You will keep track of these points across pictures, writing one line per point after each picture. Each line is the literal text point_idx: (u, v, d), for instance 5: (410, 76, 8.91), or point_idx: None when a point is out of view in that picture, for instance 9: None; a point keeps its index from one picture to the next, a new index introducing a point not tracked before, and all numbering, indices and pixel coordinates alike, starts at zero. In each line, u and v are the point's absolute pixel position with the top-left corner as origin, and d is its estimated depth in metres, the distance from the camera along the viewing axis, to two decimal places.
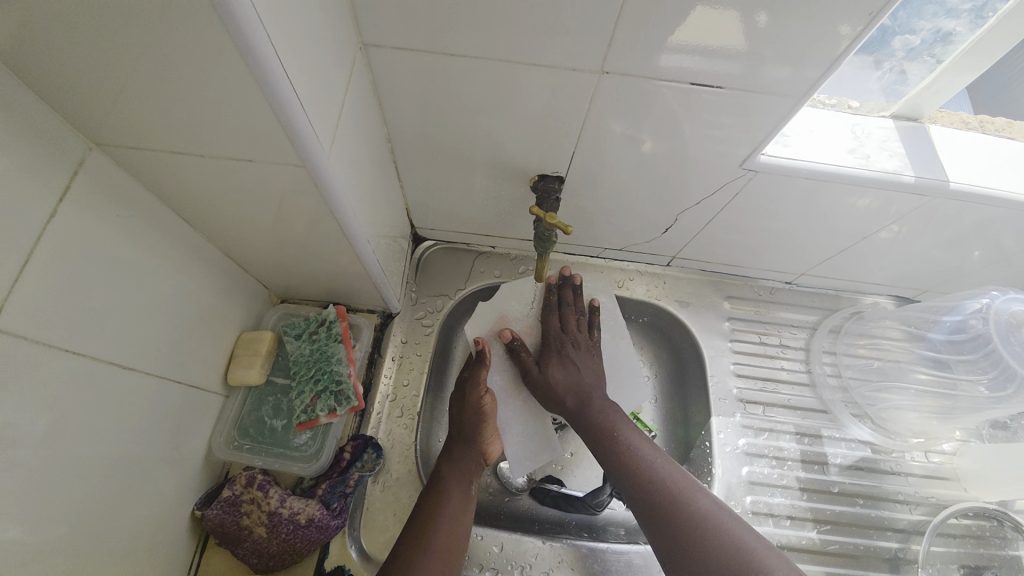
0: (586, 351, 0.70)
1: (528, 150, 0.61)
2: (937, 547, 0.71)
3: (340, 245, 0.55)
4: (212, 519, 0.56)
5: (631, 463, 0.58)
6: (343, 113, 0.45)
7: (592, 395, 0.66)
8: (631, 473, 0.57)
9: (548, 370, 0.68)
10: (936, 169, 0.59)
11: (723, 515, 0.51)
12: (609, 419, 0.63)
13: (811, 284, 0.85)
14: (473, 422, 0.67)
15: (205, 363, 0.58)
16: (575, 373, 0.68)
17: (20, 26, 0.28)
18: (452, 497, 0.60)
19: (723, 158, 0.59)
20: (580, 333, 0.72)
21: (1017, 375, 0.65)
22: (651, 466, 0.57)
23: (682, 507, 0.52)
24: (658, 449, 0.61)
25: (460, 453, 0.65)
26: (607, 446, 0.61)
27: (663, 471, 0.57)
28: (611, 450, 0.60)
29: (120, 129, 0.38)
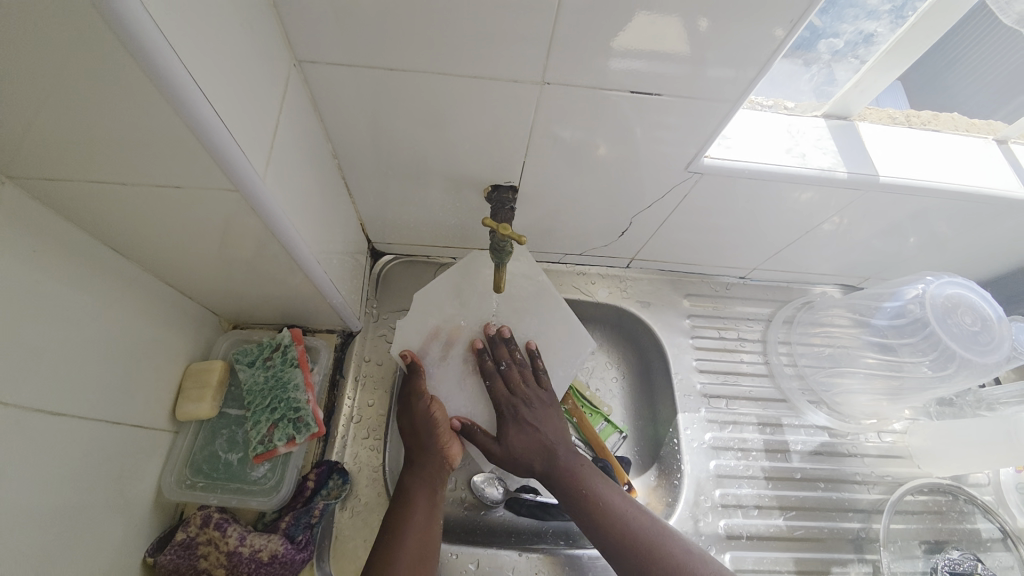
0: (538, 406, 0.67)
1: (480, 162, 0.61)
2: (897, 525, 0.74)
3: (289, 266, 0.53)
4: (165, 566, 0.52)
5: (607, 521, 0.58)
6: (279, 132, 0.44)
7: (556, 451, 0.64)
8: (609, 528, 0.58)
9: (506, 440, 0.65)
10: (867, 165, 0.63)
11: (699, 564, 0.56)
12: (576, 469, 0.63)
13: (763, 278, 0.88)
14: (423, 430, 0.64)
15: (149, 400, 0.54)
16: (532, 435, 0.65)
17: None
18: (416, 512, 0.59)
19: (670, 162, 0.61)
20: (527, 388, 0.68)
21: (957, 355, 0.68)
22: (629, 522, 0.59)
23: (664, 560, 0.55)
24: (626, 495, 0.62)
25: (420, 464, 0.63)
26: (579, 501, 0.60)
27: (641, 526, 0.58)
28: (584, 504, 0.60)
29: (31, 160, 0.35)
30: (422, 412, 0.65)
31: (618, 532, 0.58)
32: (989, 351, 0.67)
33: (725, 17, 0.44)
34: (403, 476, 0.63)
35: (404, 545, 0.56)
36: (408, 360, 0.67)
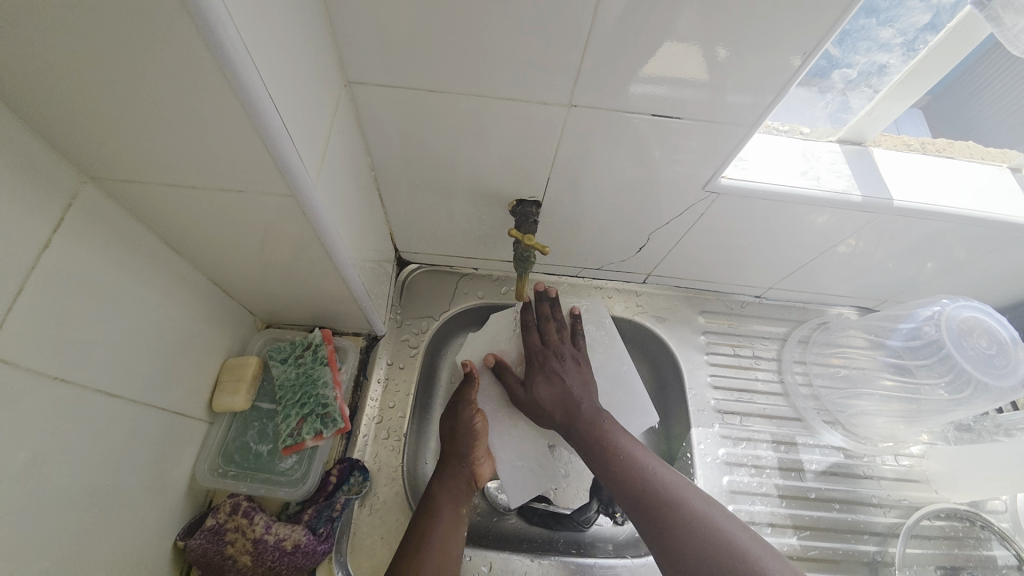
0: (570, 362, 0.72)
1: (506, 177, 0.64)
2: (913, 550, 0.73)
3: (327, 269, 0.57)
4: (195, 550, 0.55)
5: (623, 470, 0.59)
6: (328, 145, 0.48)
7: (581, 404, 0.67)
8: (622, 479, 0.59)
9: (533, 387, 0.70)
10: (881, 188, 0.64)
11: (712, 514, 0.53)
12: (597, 423, 0.66)
13: (779, 297, 0.89)
14: (462, 441, 0.68)
15: (189, 390, 0.58)
16: (558, 388, 0.69)
17: (29, 64, 0.31)
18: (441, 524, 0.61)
19: (687, 182, 0.63)
20: (561, 345, 0.74)
21: (972, 377, 0.69)
22: (642, 474, 0.59)
23: (676, 514, 0.54)
24: (645, 451, 0.63)
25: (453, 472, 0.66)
26: (596, 451, 0.63)
27: (653, 478, 0.58)
28: (600, 456, 0.62)
29: (114, 163, 0.39)
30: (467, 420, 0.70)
31: (636, 483, 0.58)
32: (1005, 376, 0.67)
33: (746, 50, 0.47)
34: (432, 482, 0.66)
35: (427, 552, 0.57)
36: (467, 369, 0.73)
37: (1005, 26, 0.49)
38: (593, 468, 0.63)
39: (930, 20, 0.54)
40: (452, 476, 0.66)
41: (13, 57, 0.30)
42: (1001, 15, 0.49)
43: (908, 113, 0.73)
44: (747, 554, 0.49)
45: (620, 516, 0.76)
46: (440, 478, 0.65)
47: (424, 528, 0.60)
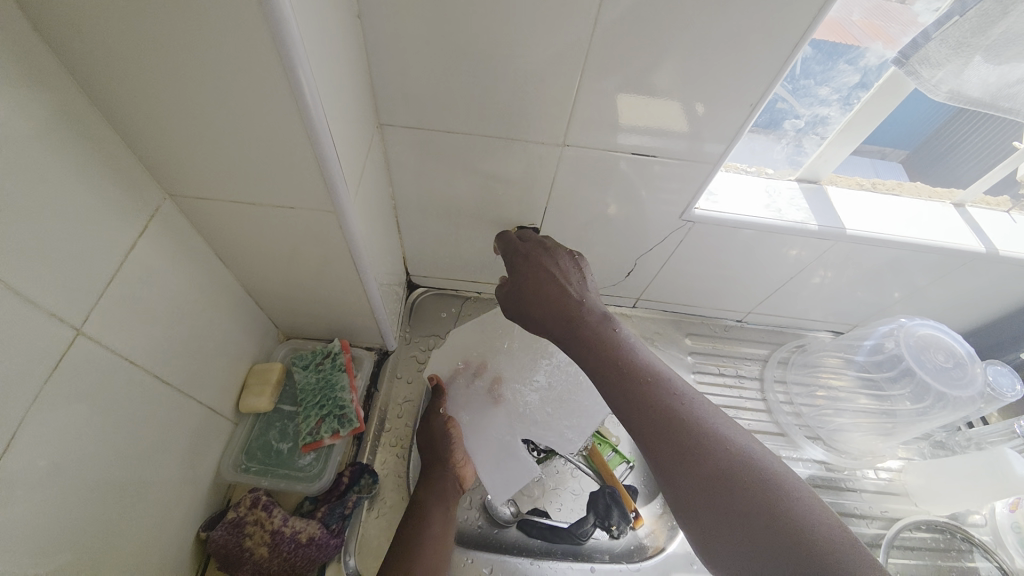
0: (562, 278, 0.62)
1: (510, 206, 0.74)
2: (898, 559, 0.75)
3: (351, 281, 0.64)
4: (216, 540, 0.59)
5: (660, 405, 0.51)
6: (363, 174, 0.57)
7: (587, 319, 0.59)
8: (658, 413, 0.50)
9: (530, 269, 0.64)
10: (835, 218, 0.73)
11: (758, 455, 0.47)
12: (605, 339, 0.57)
13: (759, 321, 0.97)
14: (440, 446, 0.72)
15: (221, 390, 0.64)
16: (567, 299, 0.60)
17: (152, 99, 0.40)
18: (432, 528, 0.64)
19: (667, 213, 0.72)
20: (558, 261, 0.64)
21: (932, 387, 0.75)
22: (682, 410, 0.50)
23: (698, 449, 0.47)
24: (678, 380, 0.54)
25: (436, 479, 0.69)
26: (624, 384, 0.53)
27: (694, 416, 0.50)
28: (629, 389, 0.53)
29: (193, 183, 0.48)
30: (440, 429, 0.73)
31: (658, 414, 0.50)
32: (962, 387, 0.73)
33: (710, 103, 0.57)
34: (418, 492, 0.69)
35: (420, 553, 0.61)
36: (434, 383, 0.78)
37: (924, 79, 0.58)
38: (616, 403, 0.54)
39: (860, 80, 0.64)
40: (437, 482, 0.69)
41: (142, 94, 0.40)
42: (919, 70, 0.57)
43: (888, 165, 0.79)
44: (806, 499, 0.43)
45: (616, 530, 0.78)
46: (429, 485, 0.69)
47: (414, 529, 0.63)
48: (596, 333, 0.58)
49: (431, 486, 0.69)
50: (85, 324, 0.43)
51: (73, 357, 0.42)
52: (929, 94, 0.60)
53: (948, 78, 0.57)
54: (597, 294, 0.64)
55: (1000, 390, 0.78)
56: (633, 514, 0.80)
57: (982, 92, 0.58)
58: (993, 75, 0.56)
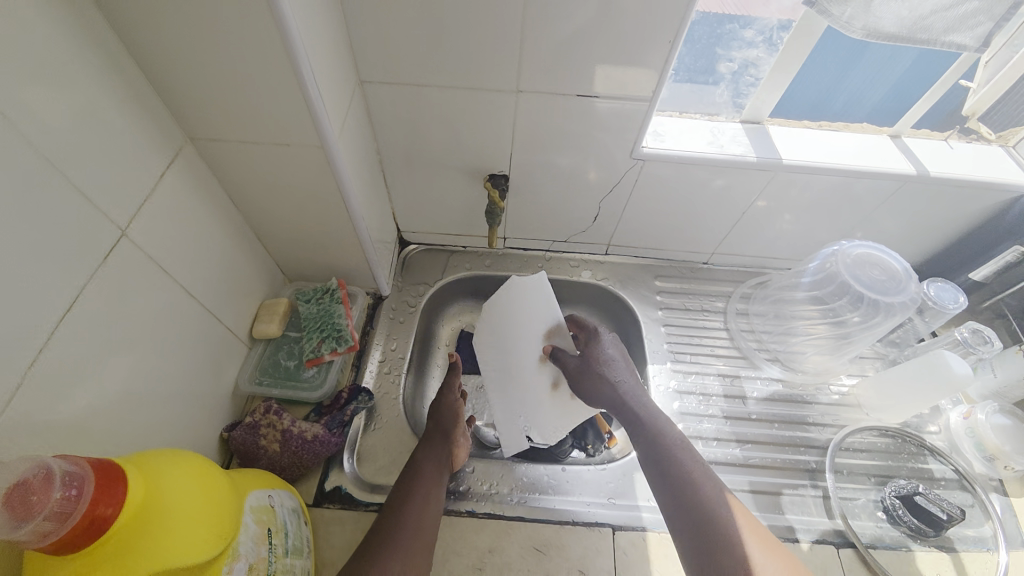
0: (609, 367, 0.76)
1: (480, 155, 0.82)
2: (845, 459, 0.80)
3: (341, 219, 0.74)
4: (237, 439, 0.70)
5: (695, 493, 0.60)
6: (346, 119, 0.67)
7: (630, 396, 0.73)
8: (694, 502, 0.59)
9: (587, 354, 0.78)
10: (773, 151, 0.80)
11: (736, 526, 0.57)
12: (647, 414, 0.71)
13: (725, 263, 1.03)
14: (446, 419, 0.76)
15: (237, 315, 0.75)
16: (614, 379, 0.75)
17: (172, 49, 0.51)
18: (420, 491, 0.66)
19: (619, 152, 0.79)
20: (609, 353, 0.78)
21: (866, 298, 0.79)
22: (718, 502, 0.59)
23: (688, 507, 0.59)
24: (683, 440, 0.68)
25: (434, 445, 0.72)
26: (669, 474, 0.63)
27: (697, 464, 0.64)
28: (672, 478, 0.63)
29: (208, 124, 0.60)
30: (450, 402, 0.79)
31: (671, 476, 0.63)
32: (894, 296, 0.77)
33: (645, 46, 0.65)
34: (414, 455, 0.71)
35: (407, 513, 0.62)
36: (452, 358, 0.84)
37: (835, 15, 0.65)
38: (659, 488, 0.63)
39: (780, 22, 0.73)
40: (434, 447, 0.72)
41: (168, 47, 0.51)
42: (829, 7, 0.65)
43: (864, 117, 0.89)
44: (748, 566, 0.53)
45: (591, 448, 0.87)
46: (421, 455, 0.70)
47: (405, 489, 0.65)
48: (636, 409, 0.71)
49: (428, 449, 0.72)
50: (129, 230, 0.54)
51: (121, 254, 0.53)
52: (847, 32, 0.67)
53: (858, 13, 0.64)
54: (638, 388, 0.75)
55: (942, 303, 0.81)
56: (608, 434, 0.89)
57: (898, 25, 0.65)
58: (906, 8, 0.64)
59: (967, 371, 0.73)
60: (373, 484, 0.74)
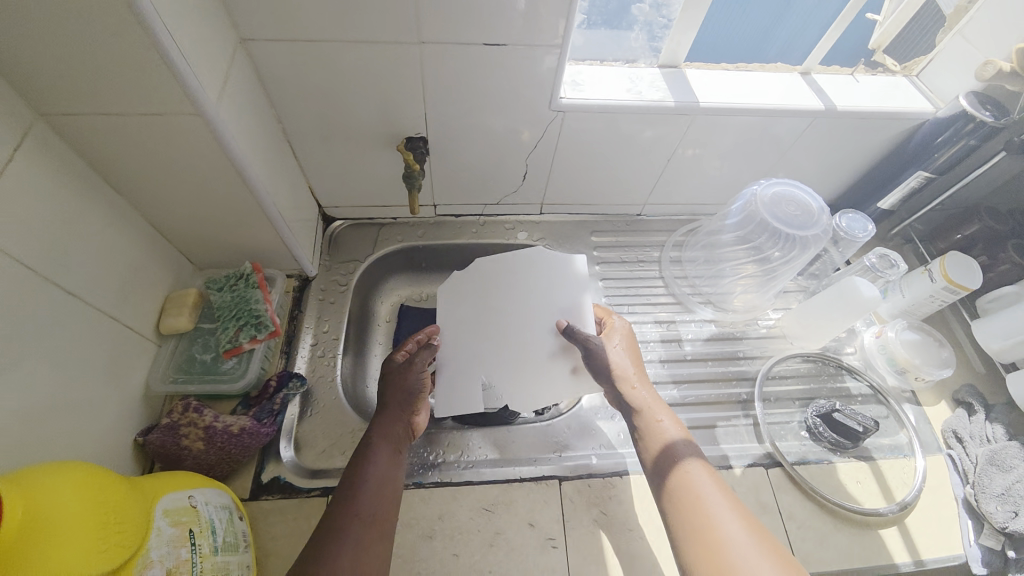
0: (622, 357, 0.73)
1: (392, 118, 0.77)
2: (772, 387, 0.85)
3: (242, 197, 0.68)
4: (154, 442, 0.65)
5: (696, 508, 0.57)
6: (228, 82, 0.60)
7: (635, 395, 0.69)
8: (695, 519, 0.56)
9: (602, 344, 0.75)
10: (690, 94, 0.79)
11: (738, 539, 0.54)
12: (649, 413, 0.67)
13: (657, 213, 1.04)
14: (409, 392, 0.70)
15: (137, 310, 0.68)
16: (624, 372, 0.71)
17: None
18: (374, 472, 0.61)
19: (537, 104, 0.76)
20: (622, 344, 0.75)
21: (781, 232, 0.82)
22: (717, 499, 0.57)
23: (690, 522, 0.56)
24: (689, 441, 0.64)
25: (392, 423, 0.67)
26: (670, 485, 0.60)
27: (700, 470, 0.60)
28: (673, 489, 0.60)
29: (56, 94, 0.51)
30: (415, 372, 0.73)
31: (672, 489, 0.60)
32: (807, 228, 0.79)
33: None
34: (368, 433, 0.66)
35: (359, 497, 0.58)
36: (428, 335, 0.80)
37: None
38: (660, 499, 0.61)
39: None
40: (393, 425, 0.67)
41: None
42: None
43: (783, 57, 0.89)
44: None
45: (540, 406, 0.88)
46: (376, 432, 0.65)
47: (354, 471, 0.61)
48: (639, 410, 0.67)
49: (384, 424, 0.67)
50: None
51: None
52: None
53: None
54: (643, 376, 0.72)
55: (852, 233, 0.85)
56: None
57: None
58: None
59: (874, 294, 0.78)
60: (314, 470, 0.72)
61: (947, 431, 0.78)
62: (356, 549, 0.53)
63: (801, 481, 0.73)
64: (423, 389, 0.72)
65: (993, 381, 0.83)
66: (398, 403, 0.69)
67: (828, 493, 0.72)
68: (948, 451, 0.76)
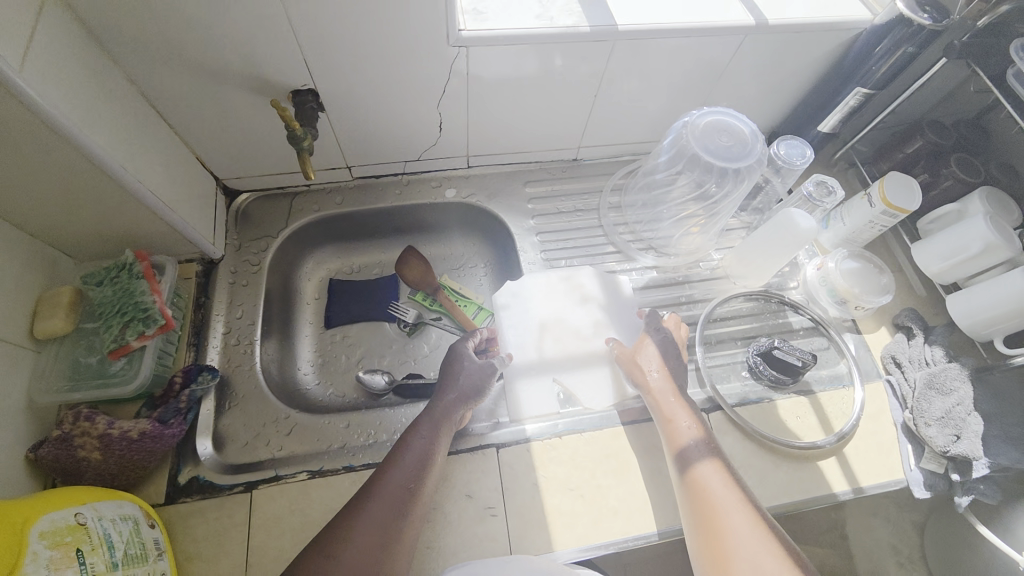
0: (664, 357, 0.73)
1: (269, 68, 0.67)
2: (715, 329, 0.83)
3: (97, 177, 0.59)
4: (46, 458, 0.59)
5: (712, 507, 0.58)
6: (34, 39, 0.50)
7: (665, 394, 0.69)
8: (710, 517, 0.58)
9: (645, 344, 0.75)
10: (607, 16, 0.71)
11: (749, 537, 0.55)
12: (676, 412, 0.67)
13: (594, 155, 0.97)
14: (466, 392, 0.70)
15: (2, 317, 0.60)
16: (660, 373, 0.71)
17: None
18: (407, 475, 0.61)
19: (434, 38, 0.67)
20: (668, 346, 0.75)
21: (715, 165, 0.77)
22: (728, 495, 0.59)
23: (707, 519, 0.58)
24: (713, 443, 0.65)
25: (445, 411, 0.67)
26: (690, 483, 0.61)
27: (719, 471, 0.61)
28: (693, 487, 0.61)
29: None
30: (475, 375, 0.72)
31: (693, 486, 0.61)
32: (742, 160, 0.74)
33: None
34: (417, 419, 0.67)
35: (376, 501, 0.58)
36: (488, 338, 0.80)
37: None
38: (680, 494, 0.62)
39: None
40: (439, 419, 0.66)
41: None
42: None
43: None
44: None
45: None
46: (424, 427, 0.65)
47: (389, 470, 0.61)
48: (667, 407, 0.68)
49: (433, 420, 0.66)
50: None
51: None
52: None
53: None
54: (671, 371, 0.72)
55: (791, 160, 0.81)
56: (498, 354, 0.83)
57: None
58: None
59: (812, 225, 0.74)
60: (236, 465, 0.68)
61: (887, 357, 0.77)
62: (373, 534, 0.56)
63: (741, 422, 0.71)
64: (485, 385, 0.72)
65: (933, 302, 0.82)
66: (455, 404, 0.69)
67: (768, 432, 0.71)
68: (889, 377, 0.76)
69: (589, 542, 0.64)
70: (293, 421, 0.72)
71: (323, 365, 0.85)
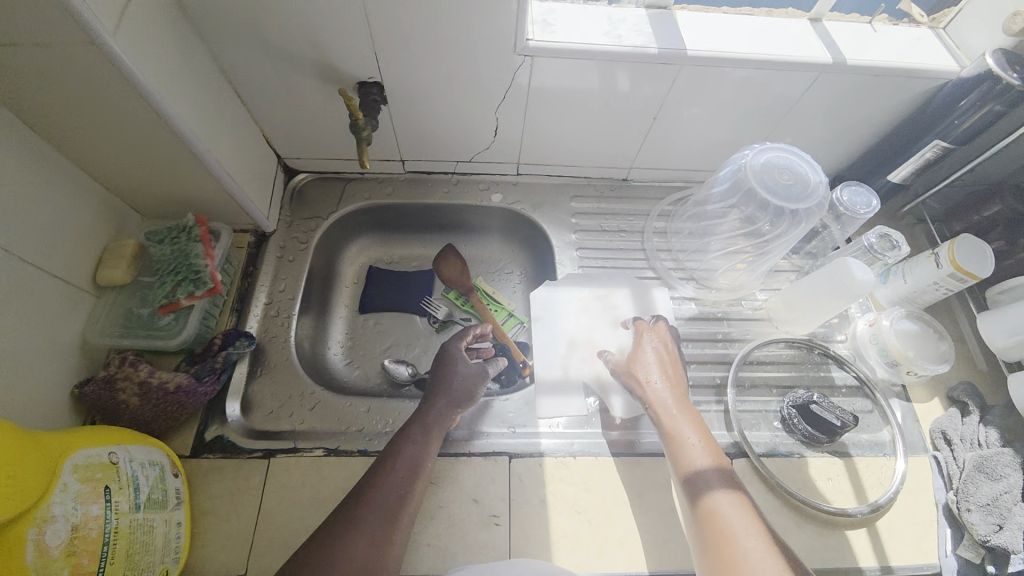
0: (666, 367, 0.71)
1: (342, 58, 0.70)
2: (749, 372, 0.79)
3: (172, 141, 0.63)
4: (90, 396, 0.63)
5: (721, 529, 0.56)
6: (132, 8, 0.53)
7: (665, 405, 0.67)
8: (718, 540, 0.55)
9: (642, 349, 0.73)
10: (677, 40, 0.70)
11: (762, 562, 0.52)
12: (681, 427, 0.65)
13: (646, 178, 0.96)
14: (455, 395, 0.69)
15: (70, 260, 0.65)
16: (660, 383, 0.69)
17: None
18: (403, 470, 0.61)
19: (502, 44, 0.68)
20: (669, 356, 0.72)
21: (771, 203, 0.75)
22: (738, 518, 0.56)
23: (716, 543, 0.55)
24: (720, 460, 0.62)
25: (438, 416, 0.67)
26: (698, 505, 0.59)
27: (726, 490, 0.59)
28: (700, 510, 0.58)
29: None
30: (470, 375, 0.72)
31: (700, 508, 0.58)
32: (801, 201, 0.71)
33: None
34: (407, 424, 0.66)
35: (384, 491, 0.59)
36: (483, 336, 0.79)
37: None
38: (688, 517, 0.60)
39: None
40: (430, 424, 0.65)
41: None
42: None
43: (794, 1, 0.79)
44: None
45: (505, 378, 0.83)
46: (415, 429, 0.65)
47: (389, 462, 0.61)
48: (670, 420, 0.66)
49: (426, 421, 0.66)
50: None
51: None
52: None
53: None
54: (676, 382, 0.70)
55: (855, 209, 0.77)
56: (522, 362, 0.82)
57: None
58: None
59: (868, 278, 0.71)
60: (259, 432, 0.70)
61: (936, 430, 0.72)
62: (378, 527, 0.56)
63: (766, 473, 0.68)
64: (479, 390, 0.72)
65: (995, 379, 0.75)
66: (447, 405, 0.68)
67: (794, 489, 0.68)
68: (935, 452, 0.70)
69: (588, 570, 0.62)
70: (318, 397, 0.74)
71: (352, 349, 0.87)
